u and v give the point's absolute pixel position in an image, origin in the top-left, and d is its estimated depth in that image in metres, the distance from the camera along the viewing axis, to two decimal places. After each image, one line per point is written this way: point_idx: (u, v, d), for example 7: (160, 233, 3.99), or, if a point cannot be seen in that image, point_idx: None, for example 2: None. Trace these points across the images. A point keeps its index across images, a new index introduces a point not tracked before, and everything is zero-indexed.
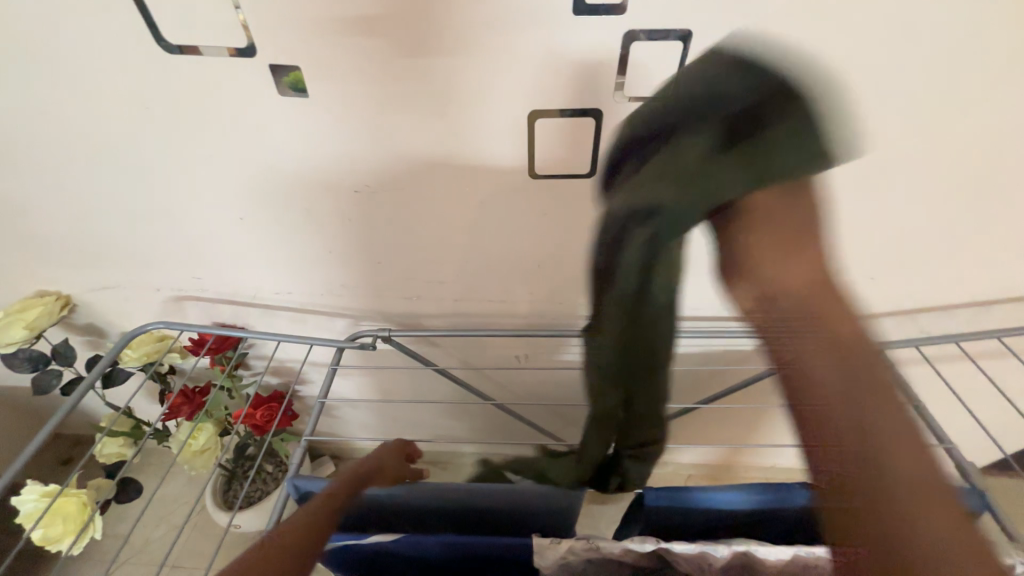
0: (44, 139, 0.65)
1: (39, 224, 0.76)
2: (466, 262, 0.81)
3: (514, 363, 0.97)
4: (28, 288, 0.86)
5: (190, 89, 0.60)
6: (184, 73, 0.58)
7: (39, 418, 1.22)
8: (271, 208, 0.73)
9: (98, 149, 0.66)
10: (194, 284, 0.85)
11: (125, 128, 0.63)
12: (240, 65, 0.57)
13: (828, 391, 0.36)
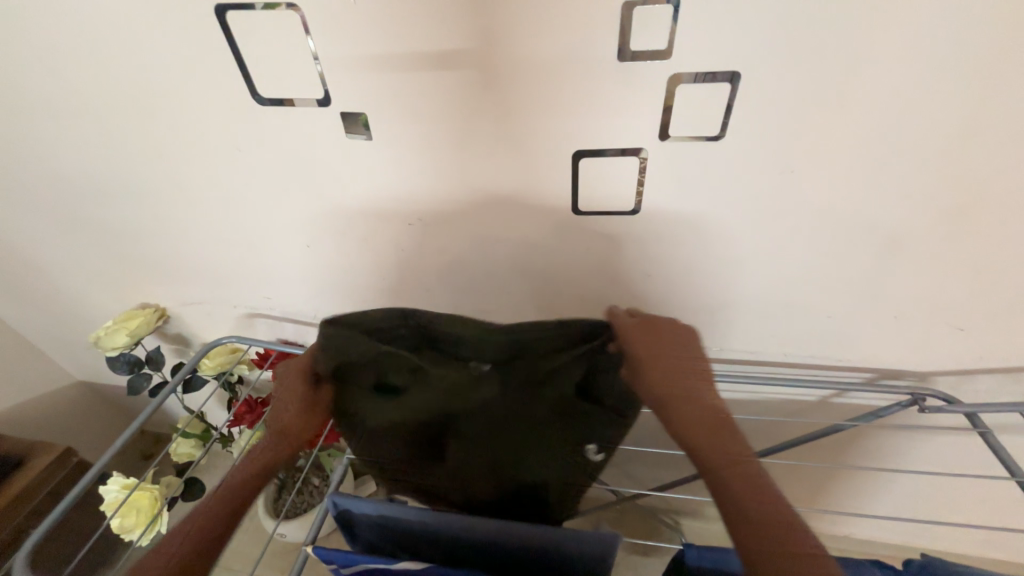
0: (158, 177, 0.77)
1: (147, 247, 0.89)
2: (510, 294, 0.82)
3: None
4: (134, 300, 1.00)
5: (274, 135, 0.68)
6: (270, 121, 0.67)
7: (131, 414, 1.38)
8: (334, 238, 0.80)
9: (198, 185, 0.77)
10: (264, 303, 0.94)
11: (220, 167, 0.74)
12: (316, 113, 0.65)
13: (709, 437, 0.57)
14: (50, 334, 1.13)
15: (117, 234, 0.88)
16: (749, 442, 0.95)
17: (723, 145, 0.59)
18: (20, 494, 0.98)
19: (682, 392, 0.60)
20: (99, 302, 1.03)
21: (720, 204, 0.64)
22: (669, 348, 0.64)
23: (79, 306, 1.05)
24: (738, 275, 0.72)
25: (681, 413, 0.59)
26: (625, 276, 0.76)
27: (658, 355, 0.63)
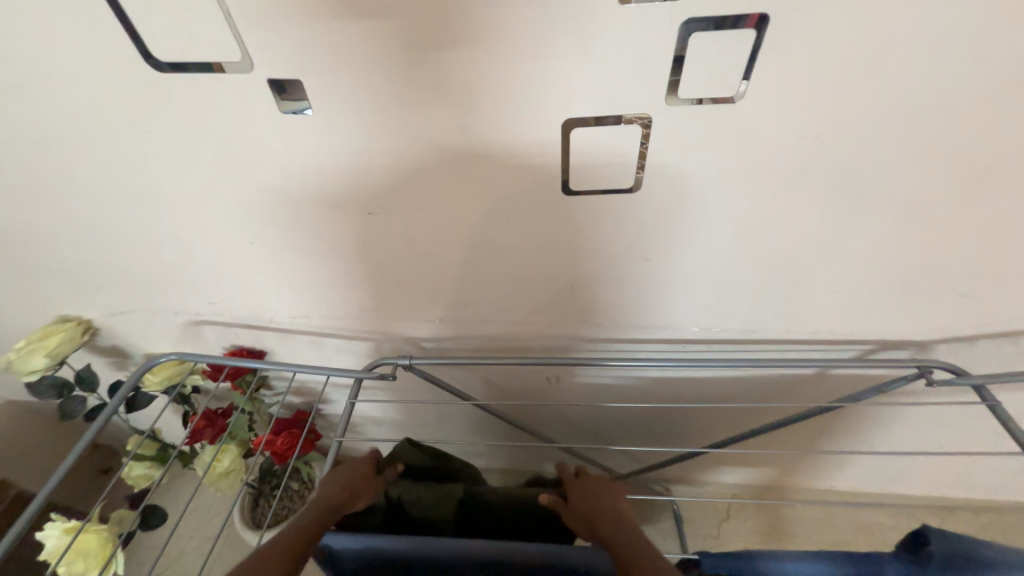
0: (45, 168, 0.62)
1: (52, 252, 0.74)
2: (491, 283, 0.74)
3: (544, 386, 0.90)
4: (49, 313, 0.85)
5: (187, 110, 0.55)
6: (180, 94, 0.53)
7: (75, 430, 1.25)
8: (281, 231, 0.68)
9: (99, 176, 0.62)
10: (209, 308, 0.81)
11: (126, 154, 0.59)
12: (238, 81, 0.51)
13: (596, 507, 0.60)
14: None
15: (9, 239, 0.72)
16: (742, 418, 0.94)
17: (736, 106, 0.50)
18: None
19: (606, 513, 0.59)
20: (6, 317, 0.88)
21: (726, 174, 0.57)
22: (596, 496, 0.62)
23: None
24: (741, 252, 0.66)
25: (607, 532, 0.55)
26: (619, 258, 0.69)
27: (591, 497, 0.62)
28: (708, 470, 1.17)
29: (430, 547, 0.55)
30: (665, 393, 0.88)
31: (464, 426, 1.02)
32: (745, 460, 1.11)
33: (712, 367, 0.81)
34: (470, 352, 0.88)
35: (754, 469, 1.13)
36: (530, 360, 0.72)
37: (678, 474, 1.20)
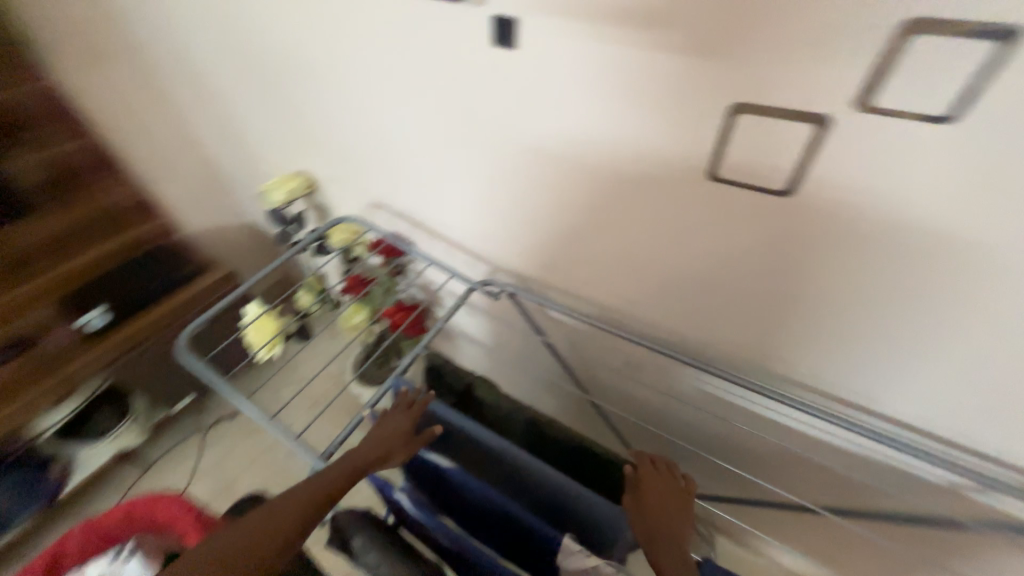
0: (321, 60, 0.84)
1: (307, 123, 1.00)
2: (607, 250, 0.77)
3: (621, 366, 0.93)
4: (292, 166, 1.17)
5: (424, 32, 0.68)
6: (424, 18, 0.67)
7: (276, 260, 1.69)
8: (455, 150, 0.81)
9: (350, 74, 0.82)
10: (388, 195, 1.02)
11: (372, 60, 0.78)
12: (467, 14, 0.63)
13: (659, 507, 0.58)
14: (237, 179, 1.40)
15: (286, 107, 1.00)
16: (822, 492, 0.85)
17: (947, 136, 0.43)
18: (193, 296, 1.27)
19: (661, 517, 0.57)
20: (265, 163, 1.22)
21: (915, 217, 0.49)
22: (656, 508, 0.58)
23: (255, 161, 1.26)
24: (901, 310, 0.57)
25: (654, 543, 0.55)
26: (744, 271, 0.65)
27: (649, 504, 0.58)
28: (763, 535, 1.08)
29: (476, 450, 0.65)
30: (743, 427, 0.83)
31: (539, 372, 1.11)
32: (812, 545, 0.99)
33: (805, 421, 0.75)
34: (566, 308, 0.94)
35: (819, 558, 1.00)
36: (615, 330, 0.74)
37: (728, 523, 1.13)
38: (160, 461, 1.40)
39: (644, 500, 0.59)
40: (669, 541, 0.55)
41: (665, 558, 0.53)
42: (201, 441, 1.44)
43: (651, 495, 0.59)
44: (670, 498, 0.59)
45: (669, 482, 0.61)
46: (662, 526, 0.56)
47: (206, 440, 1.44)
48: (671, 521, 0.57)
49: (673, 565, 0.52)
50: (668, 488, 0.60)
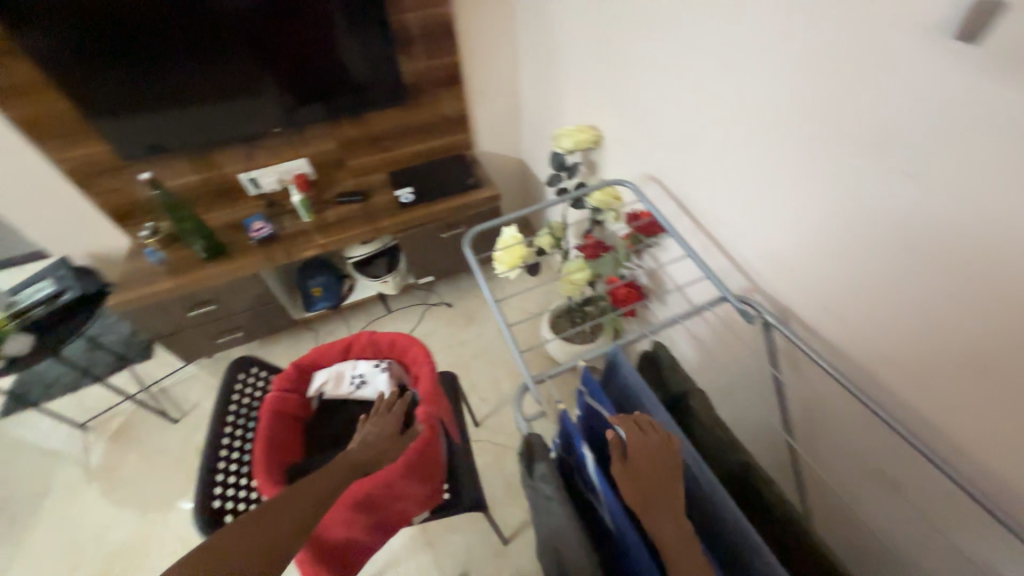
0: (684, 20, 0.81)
1: (633, 80, 1.01)
2: (956, 329, 0.54)
3: (877, 474, 0.69)
4: (593, 118, 1.22)
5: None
6: None
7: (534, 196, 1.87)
8: (788, 145, 0.69)
9: (707, 38, 0.77)
10: (675, 172, 0.97)
11: (745, 24, 0.69)
12: None
13: (651, 481, 0.51)
14: (540, 117, 1.56)
15: (620, 59, 1.04)
16: None
17: None
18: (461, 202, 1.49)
19: (652, 488, 0.51)
20: (574, 109, 1.31)
21: None
22: (644, 473, 0.51)
23: (563, 105, 1.37)
24: None
25: (653, 516, 0.50)
26: None
27: (640, 473, 0.51)
28: None
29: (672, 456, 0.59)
30: None
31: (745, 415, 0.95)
32: None
33: None
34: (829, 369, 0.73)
35: None
36: (911, 435, 0.54)
37: None
38: (394, 313, 1.77)
39: (637, 470, 0.51)
40: (672, 523, 0.49)
41: (671, 544, 0.48)
42: (422, 312, 1.77)
43: (643, 471, 0.51)
44: (657, 464, 0.52)
45: (656, 447, 0.52)
46: (658, 501, 0.51)
47: (426, 313, 1.77)
48: (663, 486, 0.51)
49: (677, 552, 0.48)
50: (654, 453, 0.52)
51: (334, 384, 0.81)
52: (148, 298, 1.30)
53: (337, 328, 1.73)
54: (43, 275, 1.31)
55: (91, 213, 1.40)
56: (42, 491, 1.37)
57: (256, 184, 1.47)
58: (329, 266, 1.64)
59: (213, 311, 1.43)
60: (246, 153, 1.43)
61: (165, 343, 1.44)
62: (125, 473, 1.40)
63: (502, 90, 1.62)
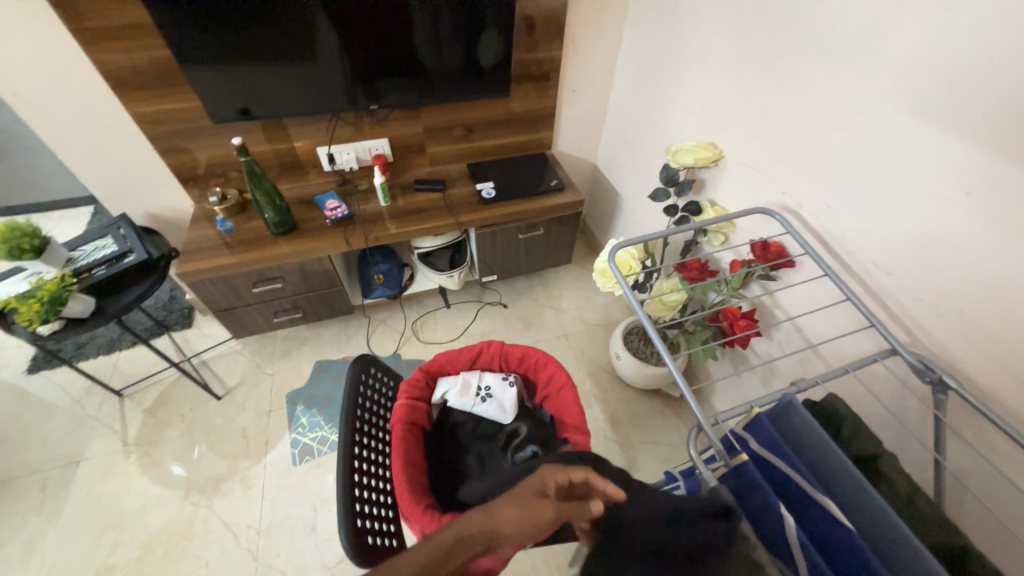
0: (891, 44, 0.71)
1: (776, 103, 0.95)
2: None
3: None
4: (710, 137, 1.17)
5: None
6: None
7: (606, 205, 1.81)
8: (1023, 210, 0.60)
9: (925, 68, 0.67)
10: (816, 208, 0.90)
11: (960, 60, 0.63)
12: None
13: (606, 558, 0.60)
14: (632, 126, 1.50)
15: (774, 74, 0.94)
16: None
17: None
18: (544, 207, 1.43)
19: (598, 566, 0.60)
20: (685, 123, 1.25)
21: None
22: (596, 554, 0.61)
23: (669, 117, 1.31)
24: None
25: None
26: None
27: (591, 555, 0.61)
28: None
29: (868, 518, 0.55)
30: None
31: None
32: None
33: None
34: (997, 439, 0.66)
35: None
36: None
37: None
38: (450, 308, 1.70)
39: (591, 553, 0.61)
40: None
41: None
42: (477, 310, 1.71)
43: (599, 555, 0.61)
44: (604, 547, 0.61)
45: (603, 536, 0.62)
46: None
47: (481, 312, 1.70)
48: None
49: None
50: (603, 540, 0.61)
51: (460, 395, 0.76)
52: (207, 270, 1.21)
53: (389, 317, 1.66)
54: (102, 232, 1.23)
55: (156, 170, 1.31)
56: (76, 459, 1.30)
57: (331, 161, 1.41)
58: (393, 254, 1.58)
59: (276, 289, 1.35)
60: (327, 127, 1.35)
61: (222, 320, 1.37)
62: (165, 449, 1.33)
63: (592, 90, 1.55)
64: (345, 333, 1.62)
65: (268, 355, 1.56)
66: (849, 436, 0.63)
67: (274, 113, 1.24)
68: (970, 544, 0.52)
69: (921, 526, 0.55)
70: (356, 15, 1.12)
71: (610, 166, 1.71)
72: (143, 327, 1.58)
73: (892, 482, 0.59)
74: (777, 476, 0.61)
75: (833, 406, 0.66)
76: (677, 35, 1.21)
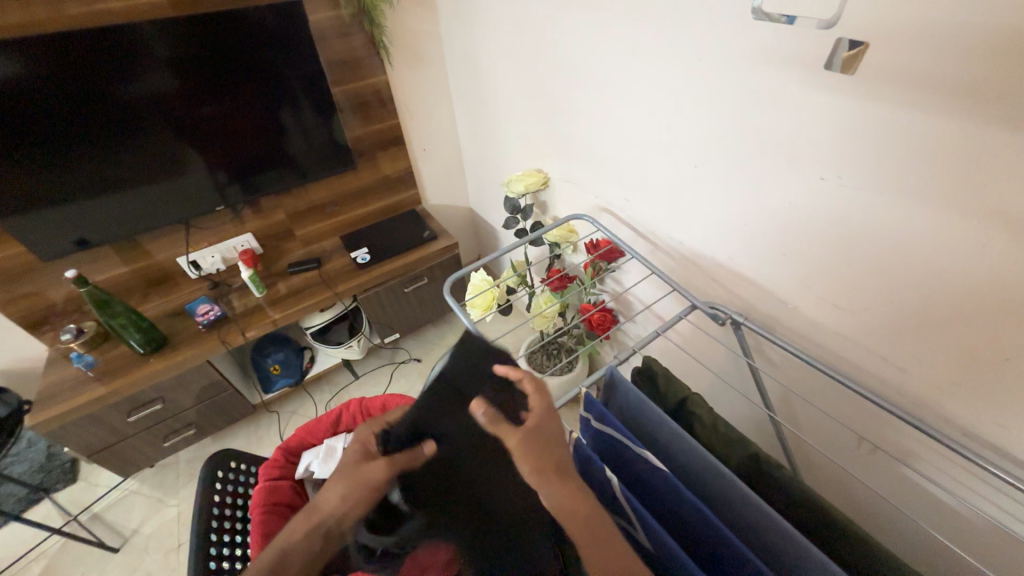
0: (613, 65, 0.88)
1: (566, 125, 1.11)
2: (888, 291, 0.62)
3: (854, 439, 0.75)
4: (536, 164, 1.32)
5: (728, 42, 0.66)
6: (735, 28, 0.65)
7: (489, 241, 1.93)
8: (732, 171, 0.75)
9: (637, 79, 0.84)
10: (621, 202, 1.04)
11: (655, 67, 0.79)
12: (800, 34, 0.58)
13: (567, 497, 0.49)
14: (483, 169, 1.66)
15: (556, 104, 1.11)
16: None
17: None
18: (417, 259, 1.50)
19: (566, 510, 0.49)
20: (516, 157, 1.41)
21: None
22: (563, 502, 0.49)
23: (505, 155, 1.47)
24: None
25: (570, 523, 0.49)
26: None
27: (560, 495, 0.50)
28: None
29: (679, 454, 0.61)
30: None
31: (730, 416, 1.02)
32: None
33: None
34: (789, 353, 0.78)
35: None
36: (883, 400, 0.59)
37: None
38: (361, 378, 1.69)
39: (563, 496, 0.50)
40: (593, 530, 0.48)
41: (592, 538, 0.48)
42: (391, 372, 1.70)
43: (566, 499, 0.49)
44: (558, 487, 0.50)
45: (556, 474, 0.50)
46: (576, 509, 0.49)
47: (396, 373, 1.70)
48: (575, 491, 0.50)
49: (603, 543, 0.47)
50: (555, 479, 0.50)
51: (324, 463, 0.76)
52: (70, 413, 1.13)
53: (300, 405, 1.61)
54: None
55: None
56: None
57: (196, 267, 1.40)
58: (287, 341, 1.56)
59: (158, 411, 1.28)
60: (181, 236, 1.35)
61: (102, 462, 1.27)
62: None
63: (441, 146, 1.70)
64: (255, 436, 1.54)
65: (170, 485, 1.44)
66: (669, 389, 0.72)
67: (113, 235, 1.21)
68: (760, 451, 0.61)
69: (727, 447, 0.64)
70: (180, 129, 1.16)
71: (480, 207, 1.85)
72: (13, 500, 1.40)
73: (703, 417, 0.67)
74: (610, 443, 0.66)
75: (651, 367, 0.75)
76: (486, 89, 1.39)
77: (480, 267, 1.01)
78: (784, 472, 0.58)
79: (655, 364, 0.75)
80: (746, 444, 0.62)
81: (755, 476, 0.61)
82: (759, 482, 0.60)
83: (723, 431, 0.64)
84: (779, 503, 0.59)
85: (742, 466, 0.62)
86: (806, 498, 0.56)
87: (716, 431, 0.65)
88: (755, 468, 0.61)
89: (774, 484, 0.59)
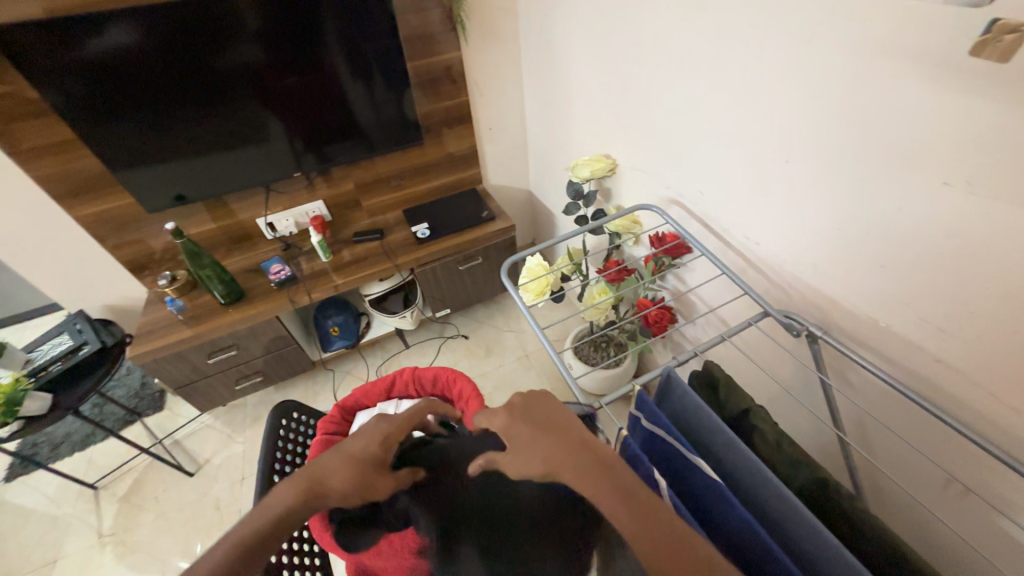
0: (706, 44, 0.81)
1: (642, 108, 1.05)
2: (1010, 320, 0.53)
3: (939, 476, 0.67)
4: (605, 148, 1.27)
5: (846, 20, 0.59)
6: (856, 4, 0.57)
7: (546, 225, 1.91)
8: (830, 167, 0.68)
9: (732, 61, 0.77)
10: (694, 194, 0.98)
11: (755, 48, 0.72)
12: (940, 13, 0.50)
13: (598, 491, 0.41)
14: (548, 151, 1.62)
15: (635, 86, 1.05)
16: None
17: None
18: (474, 238, 1.52)
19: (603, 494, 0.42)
20: (584, 140, 1.36)
21: None
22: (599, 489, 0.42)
23: (572, 138, 1.43)
24: None
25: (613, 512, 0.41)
26: None
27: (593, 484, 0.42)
28: None
29: (735, 467, 0.58)
30: None
31: (790, 433, 0.95)
32: None
33: None
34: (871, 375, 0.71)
35: None
36: (986, 442, 0.52)
37: None
38: (411, 348, 1.75)
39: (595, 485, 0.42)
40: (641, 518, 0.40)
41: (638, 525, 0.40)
42: (439, 345, 1.76)
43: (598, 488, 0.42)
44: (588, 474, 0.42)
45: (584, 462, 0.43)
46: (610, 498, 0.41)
47: (443, 347, 1.75)
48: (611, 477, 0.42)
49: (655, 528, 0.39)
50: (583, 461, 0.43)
51: None
52: (161, 349, 1.27)
53: (354, 367, 1.71)
54: (60, 329, 1.31)
55: (107, 264, 1.40)
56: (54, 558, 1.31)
57: (272, 229, 1.50)
58: (347, 305, 1.64)
59: (233, 356, 1.41)
60: (262, 198, 1.45)
61: (185, 396, 1.42)
62: (141, 534, 1.34)
63: (507, 125, 1.68)
64: (312, 390, 1.66)
65: (239, 423, 1.59)
66: (730, 397, 0.68)
67: (205, 193, 1.33)
68: (827, 477, 0.56)
69: (790, 467, 0.59)
70: (267, 98, 1.23)
71: (540, 189, 1.82)
72: (115, 418, 1.62)
73: (764, 432, 0.62)
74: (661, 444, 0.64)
75: (712, 373, 0.72)
76: (560, 67, 1.34)
77: (538, 251, 1.00)
78: (854, 503, 0.53)
79: (717, 370, 0.71)
80: (812, 467, 0.57)
81: (818, 503, 0.56)
82: (823, 510, 0.56)
83: (788, 451, 0.60)
84: (844, 535, 0.54)
85: (806, 489, 0.57)
86: (878, 536, 0.51)
87: (779, 449, 0.61)
88: (820, 494, 0.56)
89: (841, 513, 0.54)
